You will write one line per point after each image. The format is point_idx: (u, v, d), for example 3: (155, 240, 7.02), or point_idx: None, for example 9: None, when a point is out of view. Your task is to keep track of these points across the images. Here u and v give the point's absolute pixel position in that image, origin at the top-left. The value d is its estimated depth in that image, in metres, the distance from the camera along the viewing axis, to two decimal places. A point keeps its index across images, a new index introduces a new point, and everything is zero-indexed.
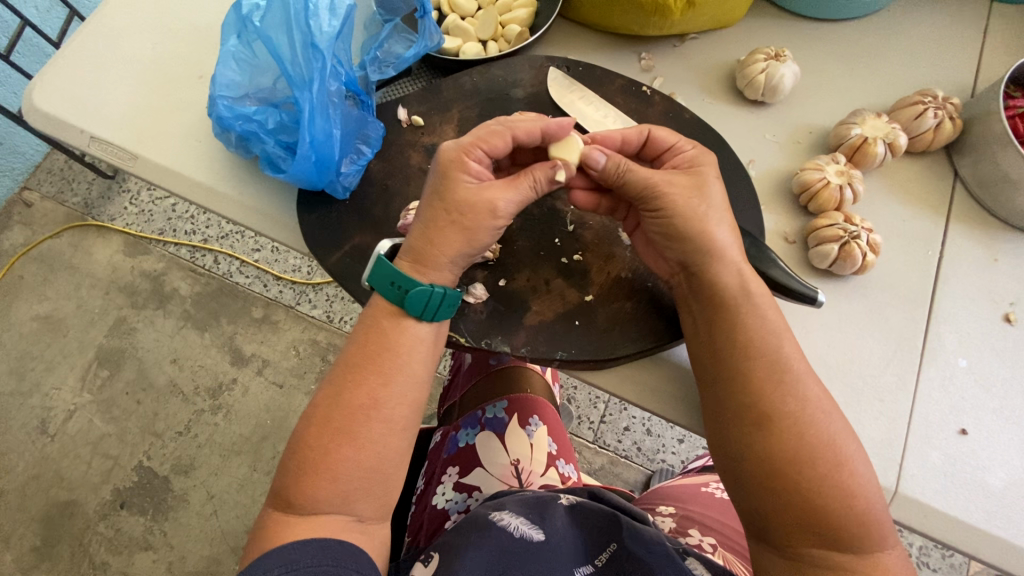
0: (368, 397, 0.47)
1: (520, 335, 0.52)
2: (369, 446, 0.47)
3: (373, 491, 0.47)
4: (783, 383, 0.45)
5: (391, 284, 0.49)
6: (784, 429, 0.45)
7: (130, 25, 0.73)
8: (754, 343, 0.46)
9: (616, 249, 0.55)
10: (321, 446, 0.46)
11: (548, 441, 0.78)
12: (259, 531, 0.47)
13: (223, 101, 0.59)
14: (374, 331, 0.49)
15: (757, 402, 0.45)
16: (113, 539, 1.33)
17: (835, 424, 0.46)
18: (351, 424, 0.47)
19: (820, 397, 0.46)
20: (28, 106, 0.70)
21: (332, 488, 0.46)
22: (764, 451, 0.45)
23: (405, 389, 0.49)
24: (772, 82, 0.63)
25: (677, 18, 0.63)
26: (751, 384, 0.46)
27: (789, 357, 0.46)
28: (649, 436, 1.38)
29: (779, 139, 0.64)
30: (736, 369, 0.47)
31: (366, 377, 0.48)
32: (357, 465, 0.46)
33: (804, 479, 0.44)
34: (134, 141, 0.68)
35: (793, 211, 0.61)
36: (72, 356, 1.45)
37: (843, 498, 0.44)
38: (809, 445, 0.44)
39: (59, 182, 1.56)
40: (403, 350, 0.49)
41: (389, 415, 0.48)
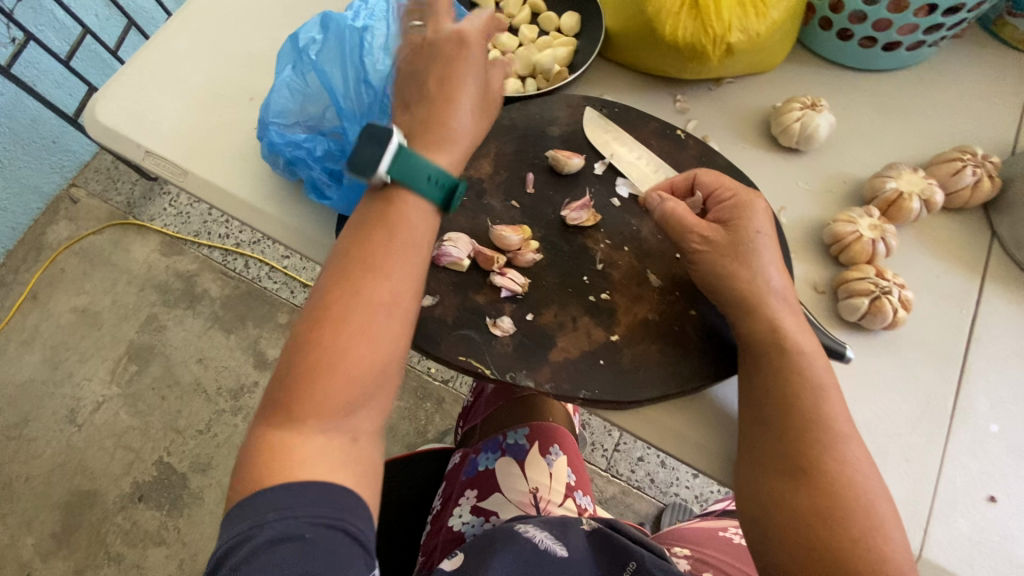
0: (372, 293, 0.44)
1: (545, 370, 0.52)
2: (375, 339, 0.43)
3: (376, 395, 0.44)
4: (822, 437, 0.46)
5: (426, 180, 0.46)
6: (816, 480, 0.45)
7: (190, 47, 0.78)
8: (793, 393, 0.47)
9: (643, 289, 0.55)
10: (321, 348, 0.42)
11: (566, 471, 0.80)
12: (246, 451, 0.42)
13: (275, 127, 0.62)
14: (375, 222, 0.46)
15: (786, 449, 0.46)
16: (128, 531, 1.43)
17: (867, 484, 0.46)
18: (357, 315, 0.43)
19: (856, 451, 0.47)
20: (91, 118, 0.74)
21: (337, 388, 0.42)
22: (793, 499, 0.45)
23: (407, 289, 0.45)
24: (807, 131, 0.64)
25: (714, 65, 0.64)
26: (787, 431, 0.47)
27: (833, 415, 0.47)
28: (662, 469, 1.44)
29: (812, 188, 0.64)
30: (772, 416, 0.48)
31: (367, 270, 0.44)
32: (365, 364, 0.43)
33: (831, 530, 0.44)
34: (186, 158, 0.71)
35: (823, 261, 0.60)
36: (104, 349, 1.56)
37: (869, 555, 0.44)
38: (844, 499, 0.45)
39: (105, 182, 1.70)
40: (415, 228, 0.46)
41: (398, 304, 0.44)
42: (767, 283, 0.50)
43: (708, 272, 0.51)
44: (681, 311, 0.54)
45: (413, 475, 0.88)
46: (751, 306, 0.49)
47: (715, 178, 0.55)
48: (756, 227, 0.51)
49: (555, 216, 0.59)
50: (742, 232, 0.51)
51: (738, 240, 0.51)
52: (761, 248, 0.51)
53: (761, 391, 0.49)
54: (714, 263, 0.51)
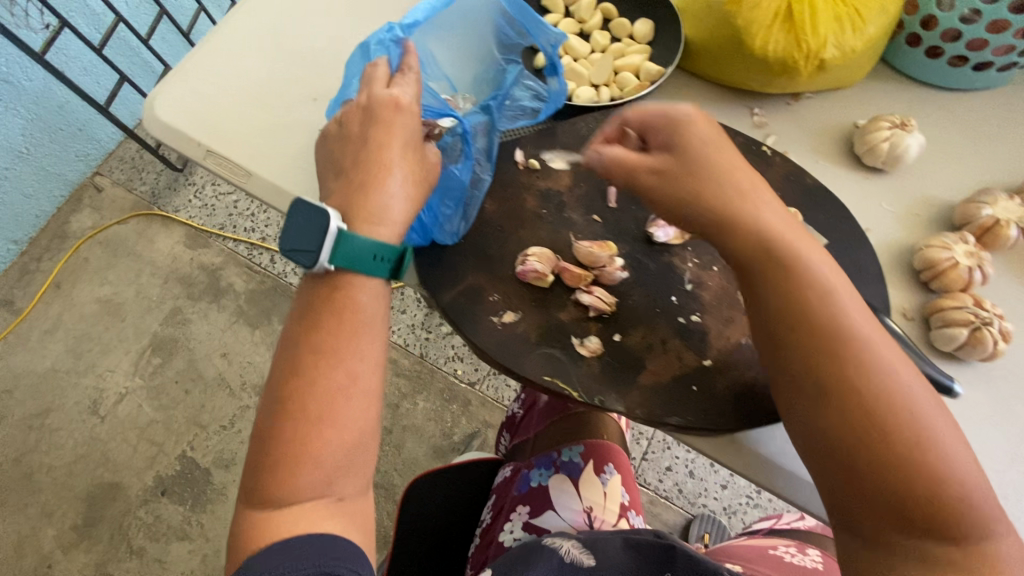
0: (336, 376, 0.48)
1: (635, 395, 0.51)
2: (348, 428, 0.47)
3: (354, 470, 0.48)
4: (834, 348, 0.41)
5: (372, 259, 0.50)
6: (850, 401, 0.40)
7: (248, 43, 0.76)
8: (810, 308, 0.42)
9: (735, 312, 0.53)
10: (294, 436, 0.46)
11: (620, 491, 0.81)
12: (245, 522, 0.46)
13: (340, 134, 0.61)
14: (322, 312, 0.50)
15: (814, 373, 0.41)
16: (151, 525, 1.42)
17: (918, 407, 0.39)
18: (329, 407, 0.47)
19: (897, 364, 0.41)
20: (150, 115, 0.72)
21: (314, 472, 0.46)
22: (835, 427, 0.40)
23: (362, 369, 0.49)
24: (896, 152, 0.62)
25: (804, 79, 0.62)
26: (812, 349, 0.42)
27: (839, 321, 0.42)
28: (690, 479, 1.42)
29: (897, 210, 0.62)
30: (791, 336, 0.43)
31: (321, 359, 0.48)
32: (337, 445, 0.47)
33: (895, 463, 0.38)
34: (249, 159, 0.70)
35: (912, 287, 0.59)
36: (128, 340, 1.55)
37: (943, 485, 0.38)
38: (898, 424, 0.39)
39: (130, 171, 1.69)
40: (367, 309, 0.50)
41: (365, 389, 0.49)
42: (749, 202, 0.46)
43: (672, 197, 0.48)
44: None
45: (461, 485, 0.90)
46: (726, 224, 0.46)
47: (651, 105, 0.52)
48: (703, 145, 0.48)
49: (640, 233, 0.58)
50: (688, 147, 0.48)
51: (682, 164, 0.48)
52: (717, 170, 0.47)
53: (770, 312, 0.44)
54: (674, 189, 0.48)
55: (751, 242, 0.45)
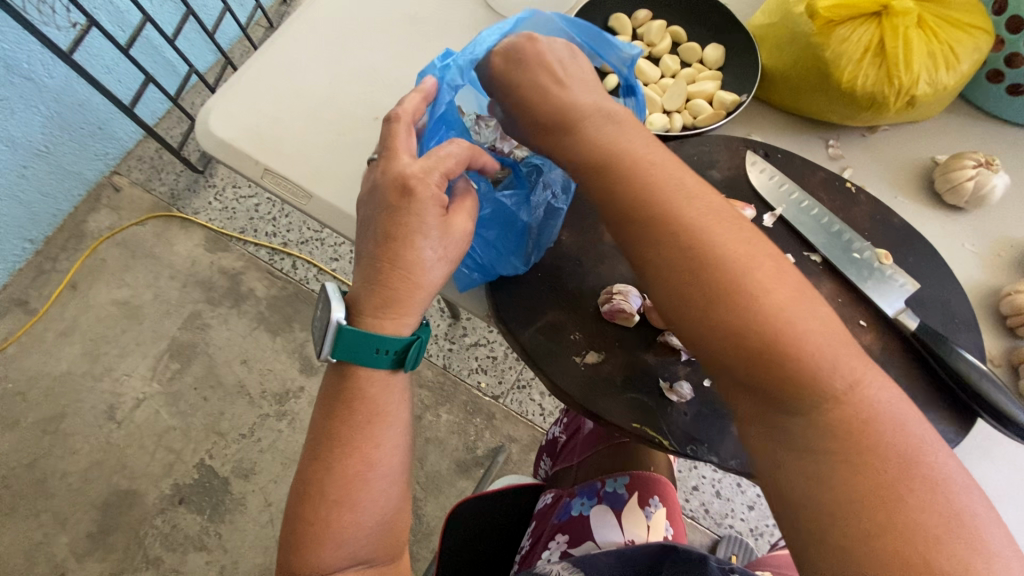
0: (359, 465, 0.52)
1: (728, 446, 0.49)
2: (368, 509, 0.53)
3: (380, 539, 0.54)
4: (691, 258, 0.43)
5: (379, 352, 0.51)
6: (680, 278, 0.43)
7: (306, 58, 0.74)
8: (635, 195, 0.46)
9: None
10: (320, 520, 0.51)
11: (664, 525, 0.79)
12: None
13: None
14: (342, 402, 0.52)
15: (646, 256, 0.45)
16: (168, 534, 1.40)
17: (745, 278, 0.42)
18: (347, 493, 0.51)
19: (724, 237, 0.44)
20: (204, 131, 0.70)
21: (338, 548, 0.51)
22: (672, 303, 0.44)
23: (387, 455, 0.53)
24: (980, 191, 0.61)
25: (890, 115, 0.61)
26: (640, 234, 0.45)
27: (685, 230, 0.44)
28: (716, 499, 1.41)
29: (978, 250, 0.61)
30: (626, 226, 0.47)
31: (347, 450, 0.52)
32: (360, 526, 0.52)
33: (732, 333, 0.42)
34: (309, 179, 0.68)
35: (996, 332, 0.58)
36: (146, 345, 1.53)
37: (778, 347, 0.41)
38: (725, 295, 0.42)
39: (149, 171, 1.66)
40: (383, 402, 0.53)
41: (384, 471, 0.53)
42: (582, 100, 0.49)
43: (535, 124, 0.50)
44: None
45: (501, 513, 0.88)
46: (570, 120, 0.49)
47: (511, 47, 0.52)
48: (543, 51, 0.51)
49: None
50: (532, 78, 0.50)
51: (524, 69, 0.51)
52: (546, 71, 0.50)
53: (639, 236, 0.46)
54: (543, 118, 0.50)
55: (581, 135, 0.48)
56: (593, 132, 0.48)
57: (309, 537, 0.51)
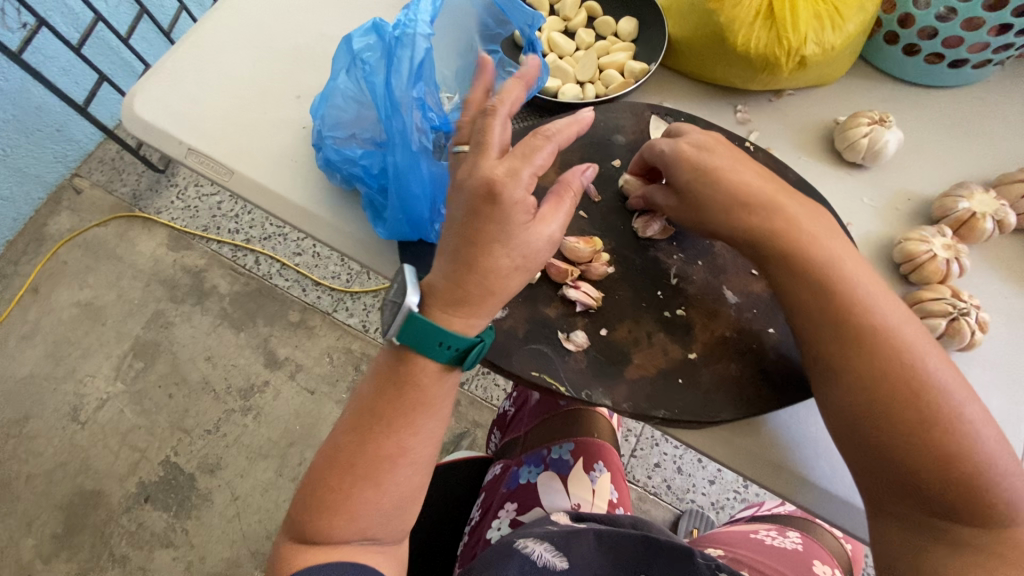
0: (396, 446, 0.50)
1: (621, 389, 0.51)
2: (392, 491, 0.50)
3: (392, 524, 0.51)
4: (887, 351, 0.45)
5: (439, 345, 0.48)
6: (860, 387, 0.45)
7: (231, 40, 0.75)
8: (827, 302, 0.47)
9: (720, 306, 0.54)
10: (342, 489, 0.49)
11: (609, 488, 0.81)
12: (278, 550, 0.51)
13: (329, 141, 0.58)
14: (400, 378, 0.50)
15: (828, 362, 0.47)
16: (134, 533, 1.39)
17: (922, 393, 0.44)
18: (377, 471, 0.49)
19: (925, 345, 0.46)
20: (129, 113, 0.71)
21: (352, 525, 0.49)
22: (842, 406, 0.46)
23: (432, 435, 0.51)
24: (874, 147, 0.63)
25: (784, 77, 0.63)
26: (825, 337, 0.47)
27: (890, 327, 0.46)
28: (678, 475, 1.43)
29: (877, 204, 0.64)
30: (808, 325, 0.48)
31: (394, 428, 0.50)
32: (378, 505, 0.50)
33: (908, 447, 0.43)
34: (231, 157, 0.68)
35: (892, 279, 0.60)
36: (109, 345, 1.52)
37: (960, 465, 0.43)
38: (909, 411, 0.44)
39: (110, 172, 1.66)
40: (443, 394, 0.51)
41: (416, 458, 0.51)
42: (778, 205, 0.50)
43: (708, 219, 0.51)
44: (758, 329, 0.53)
45: (455, 483, 0.86)
46: (756, 226, 0.50)
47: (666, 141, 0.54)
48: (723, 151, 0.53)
49: (626, 228, 0.58)
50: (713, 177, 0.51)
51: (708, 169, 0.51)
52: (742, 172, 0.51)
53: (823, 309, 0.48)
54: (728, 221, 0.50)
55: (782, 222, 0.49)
56: (814, 241, 0.49)
57: (326, 504, 0.49)
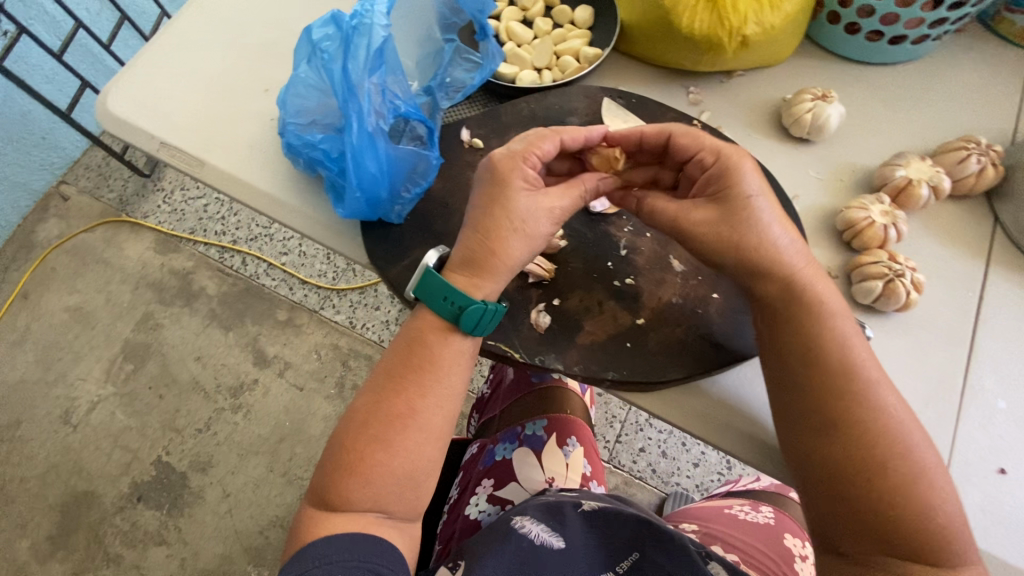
0: (406, 406, 0.52)
1: (573, 354, 0.54)
2: (404, 455, 0.51)
3: (405, 495, 0.52)
4: (849, 386, 0.47)
5: (444, 300, 0.52)
6: (859, 443, 0.46)
7: (199, 37, 0.77)
8: (828, 361, 0.48)
9: (667, 274, 0.57)
10: (357, 451, 0.51)
11: (582, 463, 0.83)
12: (296, 523, 0.53)
13: (292, 127, 0.61)
14: (417, 344, 0.53)
15: (830, 414, 0.47)
16: (128, 532, 1.41)
17: (909, 456, 0.46)
18: (389, 434, 0.51)
19: (884, 382, 0.48)
20: (102, 109, 0.73)
21: (365, 490, 0.50)
22: (837, 458, 0.46)
23: (443, 402, 0.53)
24: (818, 122, 0.66)
25: (728, 57, 0.66)
26: (826, 393, 0.47)
27: (855, 363, 0.48)
28: (663, 459, 1.45)
29: (822, 177, 0.66)
30: (804, 379, 0.48)
31: (406, 389, 0.52)
32: (390, 471, 0.51)
33: (889, 505, 0.45)
34: (202, 149, 0.71)
35: (836, 247, 0.62)
36: (99, 348, 1.54)
37: (923, 514, 0.45)
38: (885, 460, 0.46)
39: (97, 178, 1.67)
40: (453, 362, 0.53)
41: (426, 424, 0.52)
42: (785, 260, 0.50)
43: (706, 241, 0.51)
44: (703, 294, 0.56)
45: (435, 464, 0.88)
46: (751, 270, 0.51)
47: (692, 140, 0.54)
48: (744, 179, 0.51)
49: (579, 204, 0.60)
50: (733, 201, 0.51)
51: (731, 209, 0.51)
52: (767, 223, 0.51)
53: (790, 340, 0.49)
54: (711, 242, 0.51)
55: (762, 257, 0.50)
56: (811, 295, 0.50)
57: (343, 468, 0.51)
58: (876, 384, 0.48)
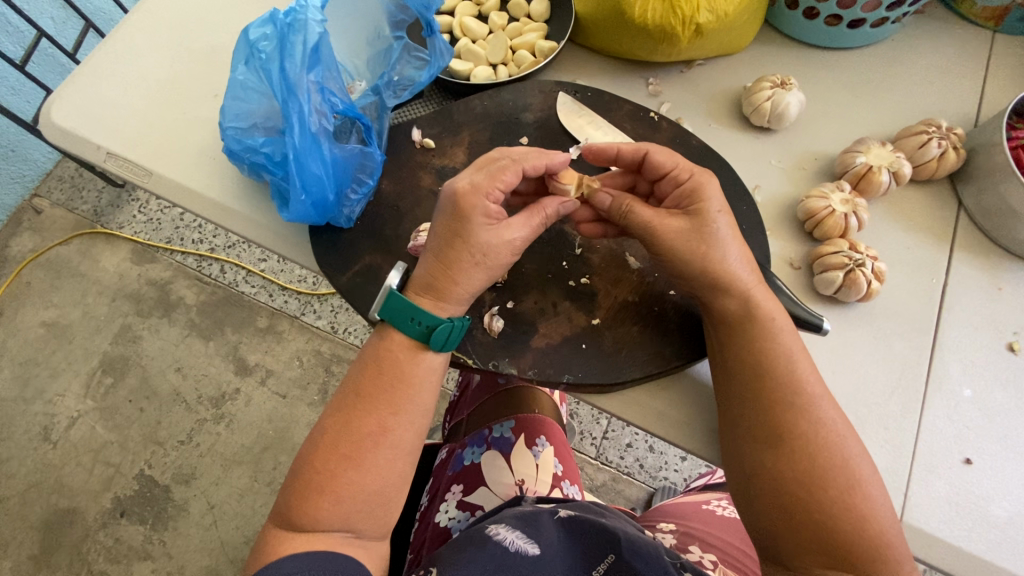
0: (377, 425, 0.50)
1: (527, 358, 0.52)
2: (377, 473, 0.50)
3: (375, 511, 0.51)
4: (794, 400, 0.47)
5: (411, 321, 0.51)
6: (800, 456, 0.46)
7: (147, 43, 0.75)
8: (773, 373, 0.47)
9: (623, 271, 0.55)
10: (327, 470, 0.49)
11: (553, 462, 0.82)
12: (260, 542, 0.51)
13: (232, 132, 0.59)
14: (387, 362, 0.51)
15: (772, 427, 0.47)
16: (112, 548, 1.39)
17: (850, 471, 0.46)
18: (360, 451, 0.50)
19: (829, 397, 0.48)
20: (46, 121, 0.71)
21: (335, 509, 0.49)
22: (776, 470, 0.46)
23: (414, 419, 0.52)
24: (778, 109, 0.64)
25: (684, 46, 0.65)
26: (769, 407, 0.47)
27: (801, 377, 0.47)
28: (650, 454, 1.44)
29: (784, 165, 0.65)
30: (748, 390, 0.48)
31: (377, 407, 0.51)
32: (361, 489, 0.50)
33: (829, 518, 0.45)
34: (150, 158, 0.69)
35: (798, 237, 0.61)
36: (77, 362, 1.52)
37: (863, 530, 0.45)
38: (828, 473, 0.45)
39: (69, 190, 1.62)
40: (423, 380, 0.52)
41: (396, 441, 0.51)
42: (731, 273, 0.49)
43: (678, 257, 0.50)
44: (660, 291, 0.55)
45: None
46: (704, 284, 0.50)
47: (665, 159, 0.52)
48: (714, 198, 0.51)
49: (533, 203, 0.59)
50: (704, 215, 0.50)
51: (703, 222, 0.50)
52: (722, 237, 0.50)
53: (737, 354, 0.49)
54: (684, 249, 0.50)
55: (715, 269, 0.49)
56: (762, 310, 0.49)
57: (312, 487, 0.49)
58: (821, 398, 0.47)
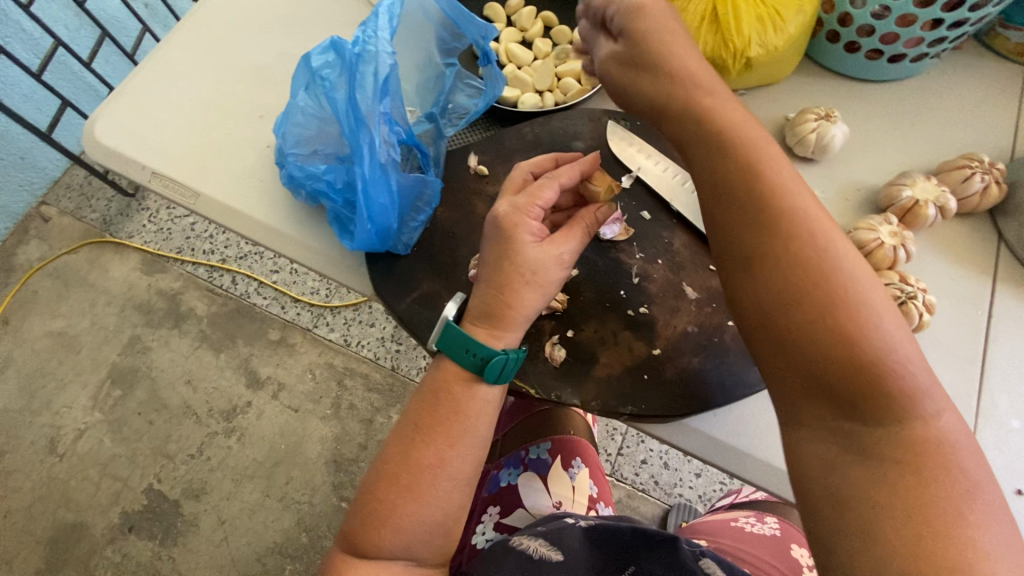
0: (435, 456, 0.50)
1: (590, 388, 0.53)
2: (435, 505, 0.49)
3: (435, 542, 0.50)
4: (819, 271, 0.40)
5: (466, 352, 0.50)
6: (833, 335, 0.39)
7: (190, 63, 0.75)
8: (887, 385, 0.38)
9: (680, 301, 0.56)
10: (387, 500, 0.49)
11: (589, 484, 0.83)
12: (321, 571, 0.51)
13: (293, 160, 0.59)
14: (446, 394, 0.51)
15: (800, 307, 0.40)
16: (119, 564, 1.36)
17: (992, 519, 0.35)
18: (419, 483, 0.49)
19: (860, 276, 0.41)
20: (90, 140, 0.71)
21: (397, 539, 0.49)
22: (806, 354, 0.39)
23: (472, 451, 0.51)
24: (822, 141, 0.65)
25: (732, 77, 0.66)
26: (797, 285, 0.40)
27: (824, 252, 0.41)
28: (665, 470, 1.44)
29: (828, 196, 0.66)
30: (771, 269, 0.41)
31: (435, 438, 0.50)
32: (421, 521, 0.49)
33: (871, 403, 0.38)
34: (196, 178, 0.69)
35: None
36: (85, 373, 1.49)
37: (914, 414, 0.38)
38: (869, 350, 0.38)
39: (78, 198, 1.61)
40: (479, 412, 0.51)
41: (453, 473, 0.50)
42: (837, 257, 0.41)
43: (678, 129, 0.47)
44: (718, 322, 0.55)
45: None
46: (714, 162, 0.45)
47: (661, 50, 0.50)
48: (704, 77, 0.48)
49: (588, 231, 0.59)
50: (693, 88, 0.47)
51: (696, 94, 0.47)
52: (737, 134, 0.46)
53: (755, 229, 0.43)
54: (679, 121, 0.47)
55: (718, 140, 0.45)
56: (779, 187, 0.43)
57: (374, 517, 0.49)
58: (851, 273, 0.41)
